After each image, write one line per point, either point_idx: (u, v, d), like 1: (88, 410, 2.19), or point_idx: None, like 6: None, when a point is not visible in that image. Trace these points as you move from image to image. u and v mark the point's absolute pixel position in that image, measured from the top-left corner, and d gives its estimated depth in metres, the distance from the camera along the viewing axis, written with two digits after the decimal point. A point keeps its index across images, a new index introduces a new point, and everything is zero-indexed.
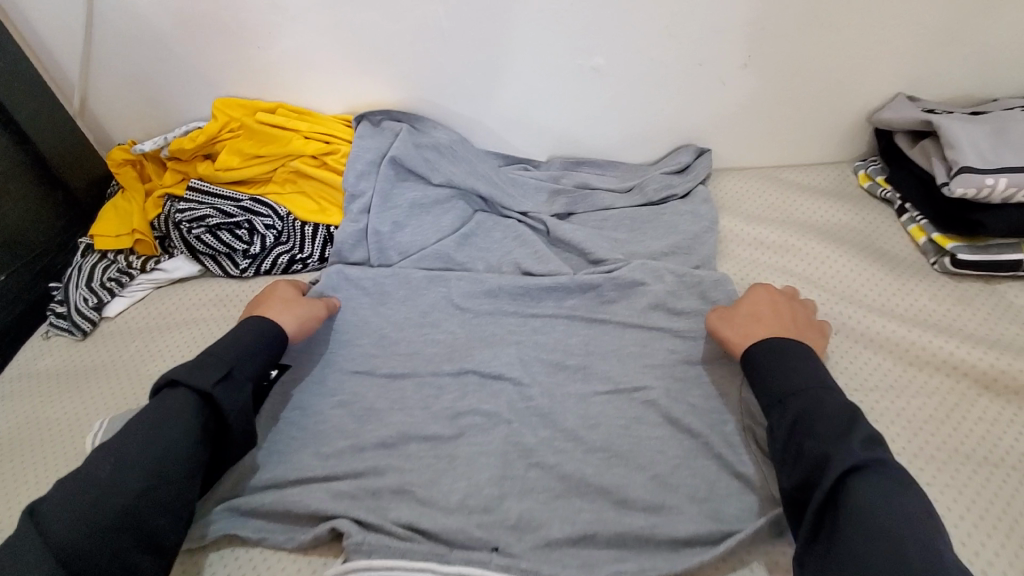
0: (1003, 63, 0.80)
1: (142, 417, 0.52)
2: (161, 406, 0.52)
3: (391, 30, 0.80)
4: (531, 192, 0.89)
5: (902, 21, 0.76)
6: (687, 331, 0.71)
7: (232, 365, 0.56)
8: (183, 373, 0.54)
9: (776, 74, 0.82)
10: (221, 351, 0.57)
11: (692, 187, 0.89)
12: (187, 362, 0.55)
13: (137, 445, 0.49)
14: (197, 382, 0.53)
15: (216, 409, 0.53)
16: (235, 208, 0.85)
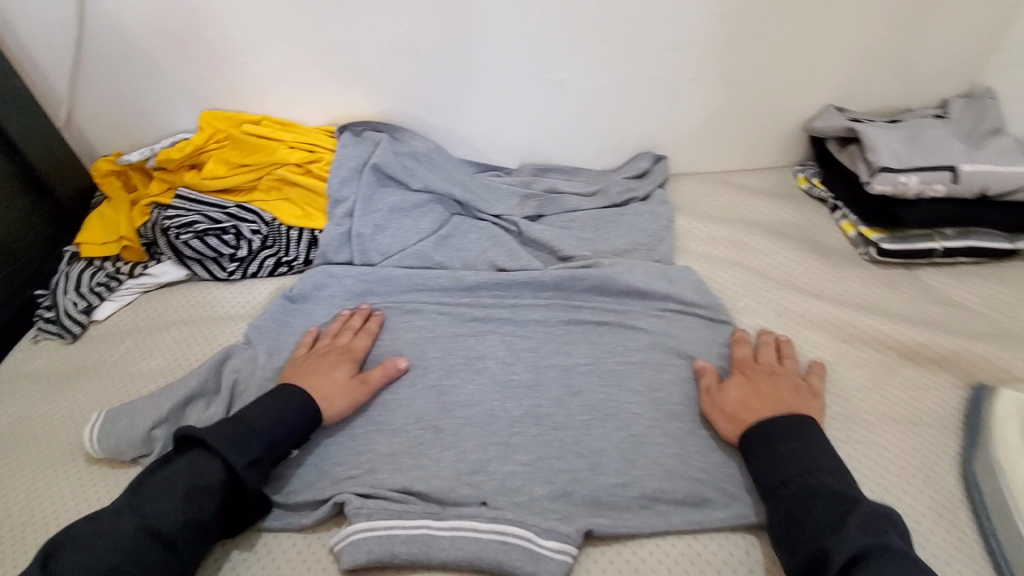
0: (904, 79, 1.00)
1: (173, 477, 0.56)
2: (192, 466, 0.57)
3: (369, 46, 0.93)
4: (503, 197, 1.02)
5: (820, 41, 0.95)
6: (653, 308, 0.83)
7: (265, 450, 0.61)
8: (231, 453, 0.58)
9: (718, 84, 0.99)
10: (252, 420, 0.62)
11: (651, 190, 1.04)
12: (222, 427, 0.60)
13: (160, 498, 0.55)
14: (230, 461, 0.58)
15: (234, 489, 0.58)
16: (222, 215, 0.94)
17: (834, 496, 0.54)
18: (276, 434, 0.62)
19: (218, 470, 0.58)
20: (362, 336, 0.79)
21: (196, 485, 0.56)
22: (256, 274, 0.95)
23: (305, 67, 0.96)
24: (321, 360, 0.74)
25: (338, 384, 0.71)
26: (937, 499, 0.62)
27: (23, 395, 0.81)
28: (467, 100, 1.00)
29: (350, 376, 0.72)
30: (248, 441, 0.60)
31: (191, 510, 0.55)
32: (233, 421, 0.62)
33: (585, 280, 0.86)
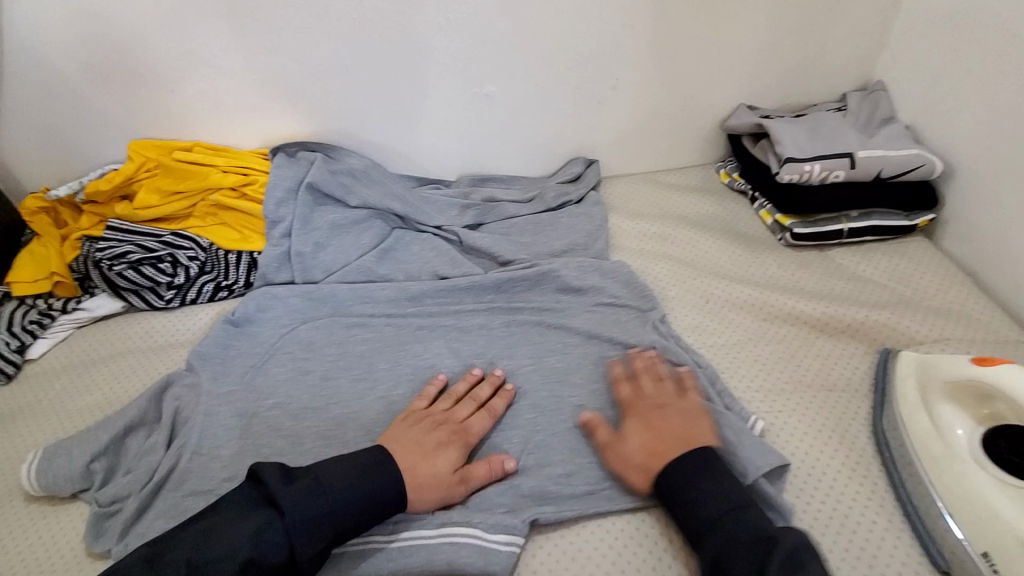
0: (781, 84, 1.28)
1: (241, 532, 0.62)
2: (261, 527, 0.63)
3: (297, 70, 1.07)
4: (444, 208, 1.16)
5: (717, 51, 1.19)
6: (580, 296, 1.02)
7: (330, 528, 0.65)
8: (291, 513, 0.64)
9: (659, 76, 1.20)
10: (338, 488, 0.67)
11: (586, 192, 1.22)
12: (298, 488, 0.66)
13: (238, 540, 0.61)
14: (294, 538, 0.63)
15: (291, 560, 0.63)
16: (156, 244, 1.03)
17: (758, 541, 0.64)
18: (357, 503, 0.68)
19: (274, 525, 0.63)
20: (482, 414, 0.83)
21: (260, 539, 0.62)
22: (192, 295, 1.03)
23: (250, 98, 1.08)
24: (424, 430, 0.78)
25: (437, 470, 0.74)
26: (847, 449, 0.83)
27: None
28: (401, 123, 1.16)
29: (454, 466, 0.76)
30: (325, 523, 0.65)
31: (254, 559, 0.61)
32: (312, 481, 0.67)
33: (524, 282, 1.04)
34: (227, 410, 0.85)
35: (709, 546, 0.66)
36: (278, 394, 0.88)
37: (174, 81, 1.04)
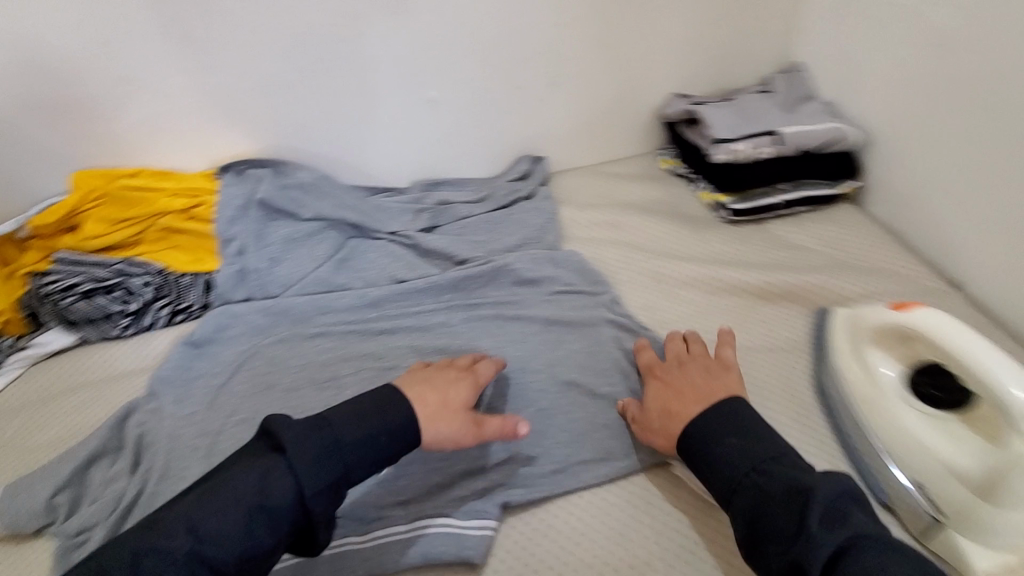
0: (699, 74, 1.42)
1: (252, 485, 0.69)
2: (264, 485, 0.69)
3: (243, 89, 1.15)
4: (397, 215, 1.26)
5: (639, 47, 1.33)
6: (532, 288, 1.14)
7: (343, 474, 0.73)
8: (302, 467, 0.71)
9: (581, 83, 1.34)
10: (352, 445, 0.74)
11: (534, 187, 1.36)
12: (313, 455, 0.72)
13: (238, 500, 0.68)
14: (305, 487, 0.70)
15: (304, 507, 0.70)
16: (109, 272, 1.08)
17: (797, 493, 0.69)
18: (366, 456, 0.75)
19: (277, 475, 0.70)
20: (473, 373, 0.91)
21: (264, 501, 0.69)
22: (153, 317, 1.12)
23: (196, 117, 1.15)
24: (445, 377, 0.88)
25: (445, 406, 0.84)
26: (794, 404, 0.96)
27: None
28: (342, 136, 1.25)
29: (467, 404, 0.86)
30: (337, 462, 0.72)
31: (251, 534, 0.68)
32: (338, 442, 0.73)
33: (479, 280, 1.15)
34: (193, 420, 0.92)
35: (740, 500, 0.74)
36: (244, 401, 0.94)
37: (121, 103, 1.10)
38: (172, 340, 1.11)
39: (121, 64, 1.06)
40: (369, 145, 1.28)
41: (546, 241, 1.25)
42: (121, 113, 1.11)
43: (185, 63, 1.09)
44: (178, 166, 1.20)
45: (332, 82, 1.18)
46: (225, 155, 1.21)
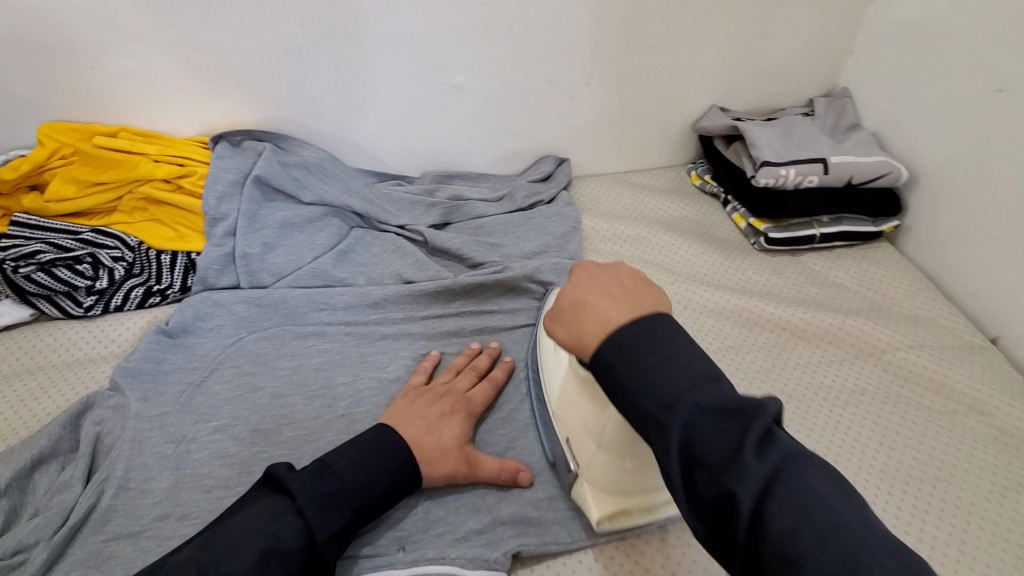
0: None
1: (254, 526, 0.49)
2: (273, 513, 0.51)
3: (563, 60, 1.00)
4: (680, 236, 1.01)
5: None
6: (872, 388, 0.79)
7: (352, 512, 0.54)
8: (306, 498, 0.52)
9: None
10: (348, 481, 0.55)
11: (874, 237, 1.00)
12: (320, 478, 0.54)
13: (223, 557, 0.47)
14: (311, 518, 0.51)
15: (314, 552, 0.51)
16: (391, 225, 0.96)
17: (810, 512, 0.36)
18: (366, 501, 0.56)
19: (284, 513, 0.51)
20: (484, 385, 0.73)
21: (271, 549, 0.48)
22: (373, 281, 0.89)
23: (484, 93, 1.01)
24: (437, 405, 0.67)
25: (442, 445, 0.63)
26: None
27: (91, 381, 0.75)
28: (621, 142, 1.13)
29: (459, 436, 0.65)
30: (339, 508, 0.54)
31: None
32: (328, 472, 0.55)
33: (790, 348, 0.84)
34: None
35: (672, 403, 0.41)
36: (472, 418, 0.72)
37: (411, 75, 0.96)
38: (385, 307, 0.86)
39: (434, 41, 0.93)
40: (643, 158, 1.16)
41: (893, 313, 0.89)
42: (405, 84, 0.96)
43: (506, 35, 0.95)
44: (443, 143, 1.05)
45: (645, 87, 1.06)
46: (495, 138, 1.07)
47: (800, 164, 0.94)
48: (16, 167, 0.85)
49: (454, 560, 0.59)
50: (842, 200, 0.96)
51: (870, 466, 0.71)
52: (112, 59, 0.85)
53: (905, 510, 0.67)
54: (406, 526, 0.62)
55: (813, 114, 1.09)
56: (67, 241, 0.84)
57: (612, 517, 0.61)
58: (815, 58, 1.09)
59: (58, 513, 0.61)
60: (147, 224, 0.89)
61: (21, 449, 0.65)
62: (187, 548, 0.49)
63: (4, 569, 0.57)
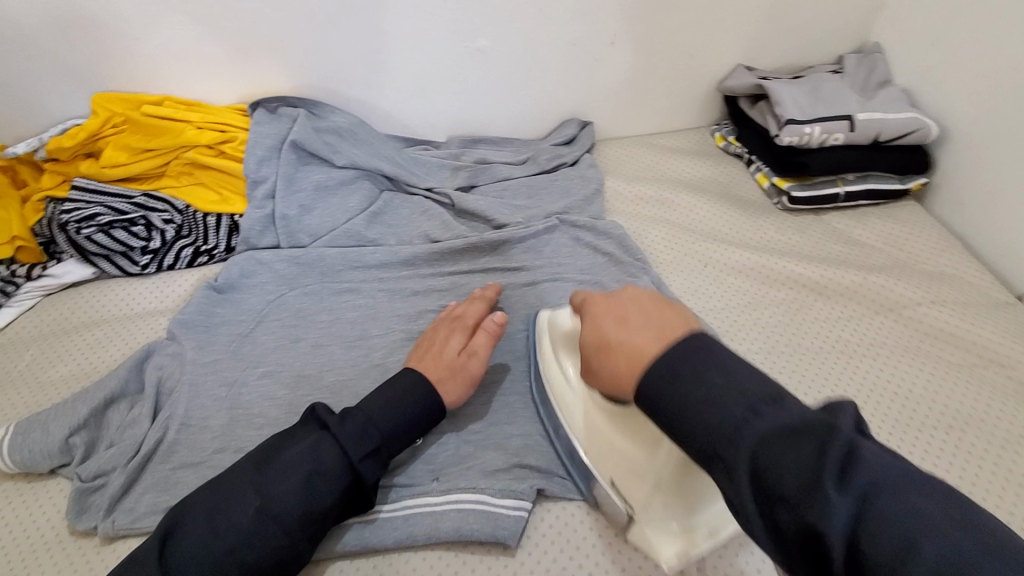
0: None
1: (296, 459, 0.56)
2: (315, 449, 0.57)
3: (589, 21, 1.00)
4: (703, 197, 1.02)
5: None
6: (889, 342, 0.81)
7: (382, 443, 0.60)
8: (344, 435, 0.58)
9: None
10: (379, 420, 0.60)
11: (900, 197, 1.00)
12: (356, 418, 0.60)
13: (274, 482, 0.54)
14: (349, 452, 0.57)
15: (354, 479, 0.57)
16: (418, 189, 0.99)
17: (799, 447, 0.40)
18: (398, 436, 0.61)
19: (324, 447, 0.57)
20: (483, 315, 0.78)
21: (314, 475, 0.55)
22: (403, 241, 0.94)
23: (507, 57, 1.02)
24: (434, 335, 0.73)
25: (443, 363, 0.68)
26: None
27: (150, 332, 0.82)
28: (644, 104, 1.13)
29: (458, 350, 0.70)
30: (371, 439, 0.59)
31: (309, 500, 0.54)
32: (358, 413, 0.60)
33: (808, 304, 0.85)
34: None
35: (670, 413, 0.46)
36: (496, 368, 0.76)
37: (439, 39, 0.98)
38: (416, 265, 0.90)
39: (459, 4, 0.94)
40: (666, 119, 1.16)
41: (917, 270, 0.89)
42: (431, 49, 0.99)
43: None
44: (470, 108, 1.08)
45: (669, 47, 1.06)
46: (518, 102, 1.08)
47: (825, 121, 0.94)
48: (73, 136, 0.91)
49: (483, 489, 0.64)
50: (866, 158, 0.96)
51: (885, 415, 0.73)
52: (155, 30, 0.90)
53: (918, 454, 0.69)
54: (439, 459, 0.67)
55: (842, 71, 1.07)
56: (123, 205, 0.90)
57: (681, 554, 0.56)
58: (848, 13, 1.07)
59: (130, 444, 0.68)
60: (192, 187, 0.95)
61: (94, 388, 0.72)
62: (247, 468, 0.56)
63: (88, 490, 0.65)
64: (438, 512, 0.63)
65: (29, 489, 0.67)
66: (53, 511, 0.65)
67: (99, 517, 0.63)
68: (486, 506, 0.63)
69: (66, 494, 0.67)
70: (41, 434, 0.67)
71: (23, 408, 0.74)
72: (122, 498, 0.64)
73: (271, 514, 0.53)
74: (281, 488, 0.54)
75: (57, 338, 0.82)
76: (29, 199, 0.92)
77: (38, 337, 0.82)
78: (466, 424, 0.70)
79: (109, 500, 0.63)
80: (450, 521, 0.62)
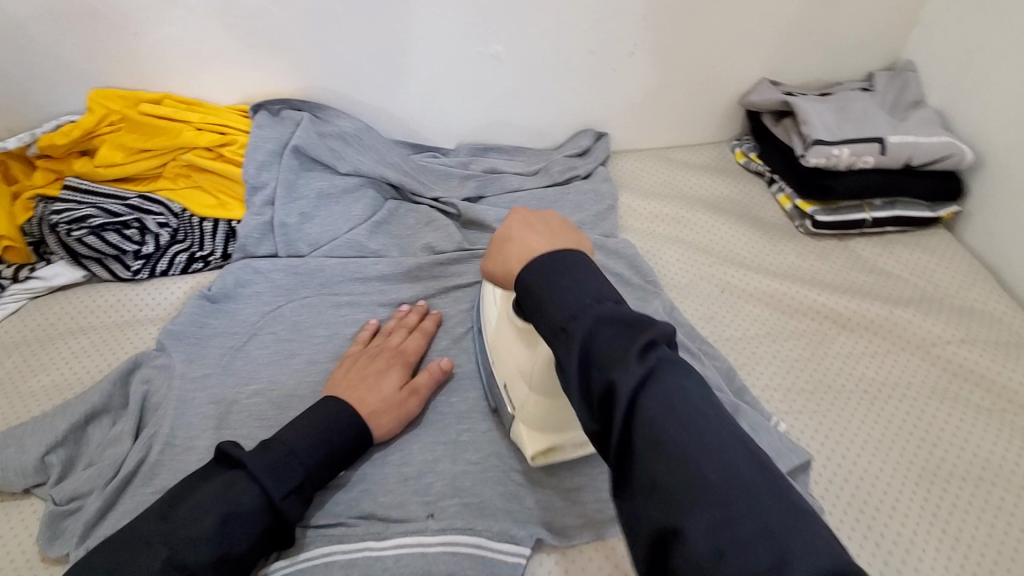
0: None
1: (209, 504, 0.50)
2: (230, 490, 0.51)
3: (607, 30, 0.96)
4: (721, 217, 0.98)
5: None
6: (917, 382, 0.76)
7: (305, 479, 0.56)
8: (264, 474, 0.53)
9: None
10: (302, 454, 0.56)
11: (929, 225, 0.95)
12: (268, 454, 0.55)
13: (185, 528, 0.48)
14: (272, 490, 0.52)
15: (275, 521, 0.53)
16: (425, 199, 0.95)
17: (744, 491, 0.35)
18: (321, 473, 0.57)
19: (241, 488, 0.51)
20: (417, 337, 0.76)
21: (232, 513, 0.50)
22: (407, 253, 0.90)
23: (522, 63, 0.98)
24: (370, 366, 0.69)
25: (385, 398, 0.66)
26: None
27: (138, 342, 0.79)
28: (662, 116, 1.09)
29: (399, 385, 0.68)
30: (293, 473, 0.55)
31: (224, 544, 0.49)
32: (284, 447, 0.56)
33: (831, 337, 0.81)
34: (443, 400, 0.72)
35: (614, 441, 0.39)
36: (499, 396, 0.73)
37: (449, 43, 0.94)
38: (419, 279, 0.86)
39: (472, 7, 0.90)
40: (685, 132, 1.12)
41: (945, 305, 0.84)
42: (442, 54, 0.95)
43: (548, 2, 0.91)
44: (481, 115, 1.04)
45: (690, 57, 1.01)
46: (532, 110, 1.04)
47: (855, 143, 0.89)
48: (67, 133, 0.87)
49: (481, 532, 0.60)
50: (896, 184, 0.91)
51: (912, 462, 0.68)
52: (157, 26, 0.86)
53: (945, 506, 0.65)
54: (436, 491, 0.64)
55: (872, 88, 1.02)
56: (116, 206, 0.87)
57: (545, 451, 0.64)
58: (880, 29, 1.02)
59: (111, 464, 0.64)
60: (190, 190, 0.91)
61: (76, 401, 0.68)
62: (159, 514, 0.50)
63: (62, 514, 0.62)
64: (431, 554, 0.59)
65: (3, 508, 0.64)
66: (25, 534, 0.62)
67: (72, 544, 0.60)
68: (484, 552, 0.59)
69: (38, 516, 0.63)
70: (15, 451, 0.64)
71: (1, 420, 0.71)
72: (98, 524, 0.61)
73: (181, 565, 0.47)
74: (191, 537, 0.48)
75: (41, 345, 0.79)
76: (20, 197, 0.89)
77: (20, 343, 0.79)
78: (466, 454, 0.67)
79: (84, 526, 0.60)
80: (442, 564, 0.58)
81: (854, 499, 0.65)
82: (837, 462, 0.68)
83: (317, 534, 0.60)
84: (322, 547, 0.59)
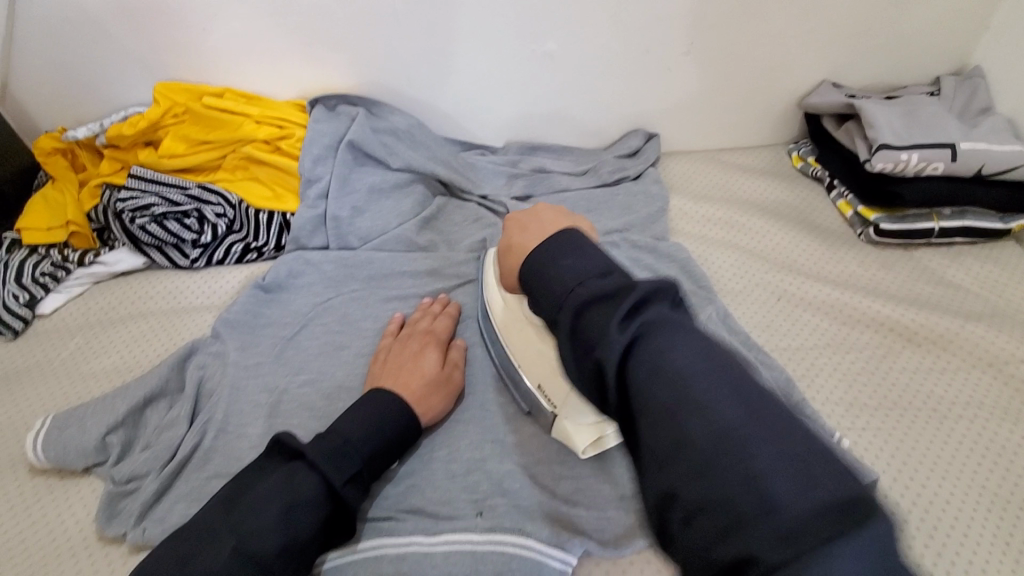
0: None
1: (272, 491, 0.50)
2: (291, 480, 0.51)
3: (664, 28, 0.94)
4: (776, 224, 0.94)
5: None
6: (989, 402, 0.72)
7: (364, 468, 0.56)
8: (324, 462, 0.53)
9: None
10: (360, 443, 0.57)
11: (1001, 235, 0.90)
12: (324, 444, 0.55)
13: (247, 515, 0.49)
14: (334, 478, 0.53)
15: (337, 508, 0.53)
16: (473, 197, 0.95)
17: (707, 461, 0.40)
18: (377, 459, 0.58)
19: (300, 477, 0.52)
20: (443, 318, 0.77)
21: (294, 500, 0.50)
22: (454, 250, 0.90)
23: (575, 61, 0.97)
24: (406, 351, 0.70)
25: (429, 378, 0.66)
26: None
27: (192, 329, 0.81)
28: (714, 119, 1.06)
29: (440, 365, 0.69)
30: (352, 461, 0.55)
31: (289, 531, 0.49)
32: (340, 435, 0.56)
33: (894, 351, 0.77)
34: (491, 399, 0.71)
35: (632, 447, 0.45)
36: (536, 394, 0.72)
37: (504, 41, 0.93)
38: (466, 277, 0.86)
39: (528, 6, 0.90)
40: (736, 135, 1.09)
41: (1020, 321, 0.80)
42: (496, 52, 0.95)
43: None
44: (530, 114, 1.03)
45: (746, 60, 0.99)
46: (582, 110, 1.03)
47: (925, 148, 0.85)
48: (134, 124, 0.90)
49: (532, 534, 0.60)
50: (968, 192, 0.87)
51: (983, 486, 0.64)
52: (220, 20, 0.88)
53: (1021, 534, 0.61)
54: (484, 489, 0.63)
55: (941, 93, 0.97)
56: (176, 196, 0.89)
57: None
58: (952, 32, 0.98)
59: (167, 448, 0.66)
60: (247, 183, 0.93)
61: (136, 384, 0.70)
62: (224, 501, 0.51)
63: (120, 493, 0.63)
64: (478, 552, 0.58)
65: (66, 485, 0.66)
66: (82, 511, 0.64)
67: (129, 523, 0.61)
68: (535, 555, 0.58)
69: (96, 495, 0.65)
70: (77, 430, 0.66)
71: (65, 399, 0.74)
72: (155, 505, 0.62)
73: (245, 552, 0.47)
74: (255, 525, 0.48)
75: (102, 328, 0.81)
76: (86, 184, 0.93)
77: (83, 326, 0.82)
78: (514, 455, 0.66)
79: (141, 506, 0.61)
80: (490, 563, 0.58)
81: (921, 523, 0.62)
82: (901, 483, 0.65)
83: (367, 526, 0.60)
84: (371, 540, 0.59)
